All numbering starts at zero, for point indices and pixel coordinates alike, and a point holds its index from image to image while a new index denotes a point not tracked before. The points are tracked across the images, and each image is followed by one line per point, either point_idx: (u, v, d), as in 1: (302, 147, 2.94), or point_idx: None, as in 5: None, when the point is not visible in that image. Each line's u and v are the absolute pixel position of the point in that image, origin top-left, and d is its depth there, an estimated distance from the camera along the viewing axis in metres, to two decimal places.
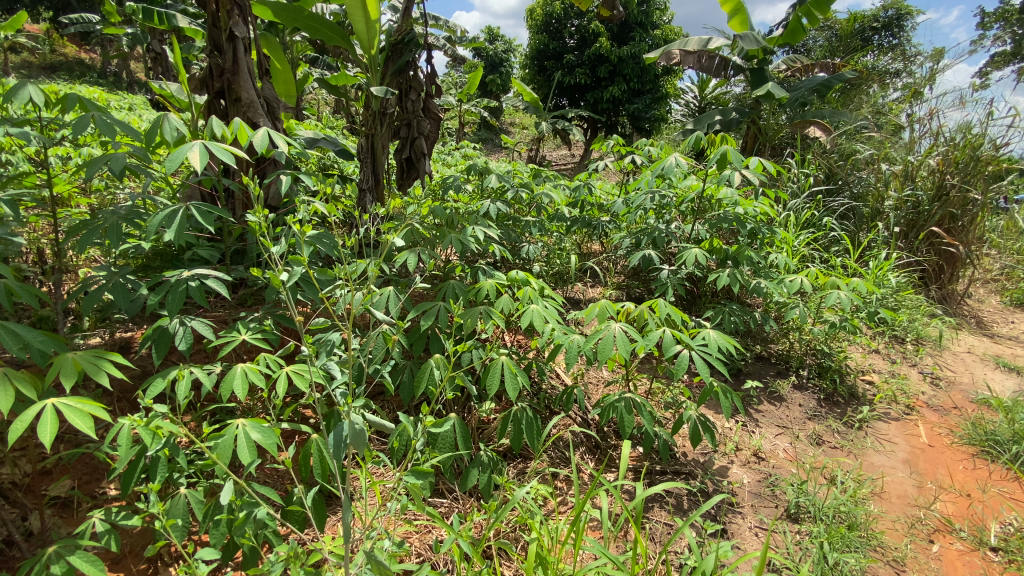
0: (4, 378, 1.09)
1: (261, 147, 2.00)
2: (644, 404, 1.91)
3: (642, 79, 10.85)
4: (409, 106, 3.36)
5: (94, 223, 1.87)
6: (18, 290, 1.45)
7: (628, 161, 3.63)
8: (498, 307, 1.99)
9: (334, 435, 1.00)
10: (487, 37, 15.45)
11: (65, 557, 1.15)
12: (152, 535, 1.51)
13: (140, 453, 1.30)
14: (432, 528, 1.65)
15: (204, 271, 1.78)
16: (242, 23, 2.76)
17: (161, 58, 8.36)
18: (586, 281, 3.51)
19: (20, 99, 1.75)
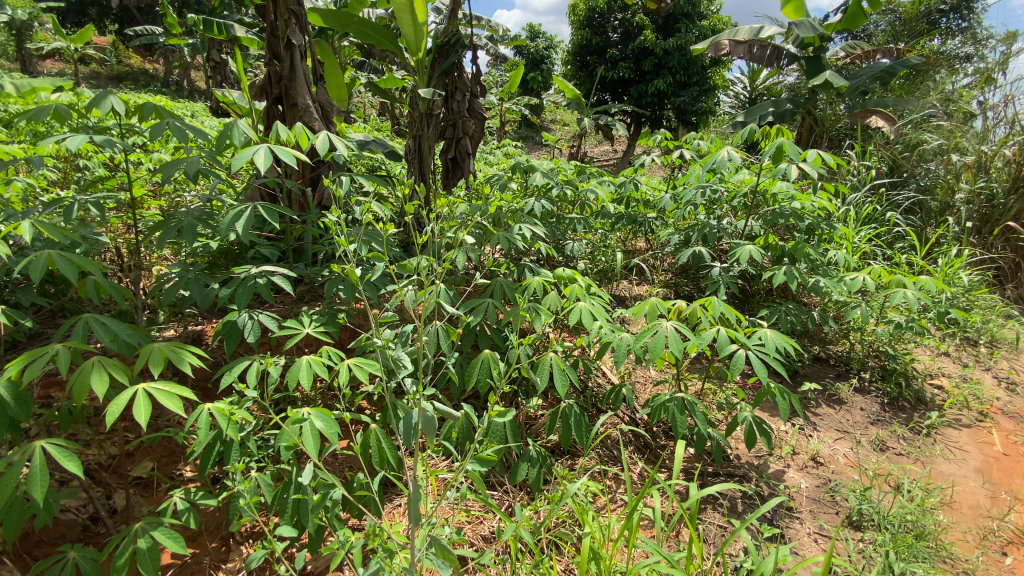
0: (99, 366, 1.19)
1: (321, 149, 2.10)
2: (696, 404, 1.87)
3: (689, 71, 10.57)
4: (455, 106, 3.40)
5: (171, 223, 2.01)
6: (107, 286, 1.57)
7: (677, 156, 3.55)
8: (546, 304, 2.00)
9: (404, 423, 1.06)
10: (529, 35, 15.44)
11: (150, 532, 1.24)
12: (224, 514, 1.60)
13: (216, 437, 1.39)
14: (485, 519, 1.69)
15: (271, 267, 1.88)
16: (299, 31, 2.88)
17: (220, 66, 8.85)
18: (632, 279, 3.46)
19: (104, 109, 1.90)
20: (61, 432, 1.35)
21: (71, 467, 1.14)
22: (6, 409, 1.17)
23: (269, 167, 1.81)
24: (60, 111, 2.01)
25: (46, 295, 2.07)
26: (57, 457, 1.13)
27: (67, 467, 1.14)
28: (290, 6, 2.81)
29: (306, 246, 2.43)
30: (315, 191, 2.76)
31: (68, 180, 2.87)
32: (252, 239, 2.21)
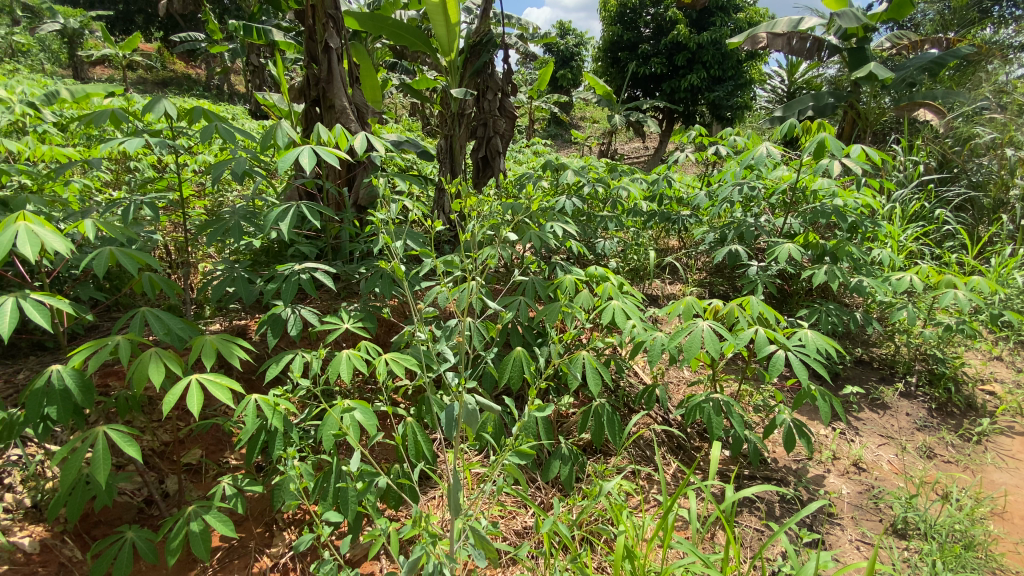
0: (157, 357, 1.26)
1: (359, 149, 2.16)
2: (733, 406, 1.83)
3: (724, 66, 10.34)
4: (486, 106, 3.42)
5: (220, 222, 2.11)
6: (161, 282, 1.66)
7: (712, 153, 3.48)
8: (578, 303, 1.99)
9: (447, 414, 1.11)
10: (559, 32, 15.39)
11: (202, 515, 1.30)
12: (268, 501, 1.67)
13: (261, 427, 1.45)
14: (518, 514, 1.70)
15: (314, 264, 1.95)
16: (337, 35, 2.96)
17: (259, 70, 9.15)
18: (665, 278, 3.41)
19: (157, 113, 2.00)
20: (119, 420, 1.42)
21: (130, 452, 1.21)
22: (72, 396, 1.25)
23: (312, 167, 1.87)
24: (117, 115, 2.13)
25: (103, 290, 2.19)
26: (118, 442, 1.20)
27: (127, 452, 1.21)
28: (328, 10, 2.90)
29: (343, 244, 2.50)
30: (350, 191, 2.80)
31: (120, 181, 3.02)
32: (293, 237, 2.29)
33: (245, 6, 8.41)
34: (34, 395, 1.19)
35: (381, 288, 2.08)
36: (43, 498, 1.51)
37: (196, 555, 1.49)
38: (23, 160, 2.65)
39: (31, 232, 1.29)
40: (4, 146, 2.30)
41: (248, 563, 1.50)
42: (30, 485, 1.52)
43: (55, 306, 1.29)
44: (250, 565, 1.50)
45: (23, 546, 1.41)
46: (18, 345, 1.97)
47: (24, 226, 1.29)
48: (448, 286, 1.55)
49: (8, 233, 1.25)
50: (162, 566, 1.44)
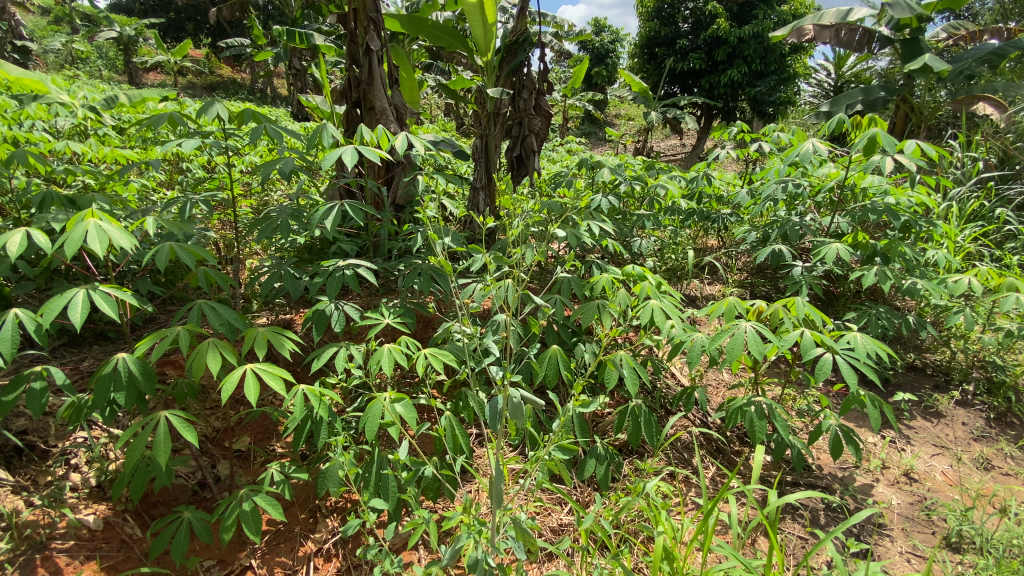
0: (214, 347, 1.32)
1: (399, 149, 2.20)
2: (777, 410, 1.77)
3: (766, 60, 10.04)
4: (521, 105, 3.43)
5: (269, 220, 2.20)
6: (216, 276, 1.75)
7: (754, 149, 3.39)
8: (616, 302, 1.97)
9: (490, 408, 1.13)
10: (595, 29, 15.26)
11: (253, 498, 1.37)
12: (313, 488, 1.73)
13: (306, 417, 1.50)
14: (553, 511, 1.71)
15: (357, 260, 2.01)
16: (377, 37, 3.02)
17: (301, 73, 9.46)
18: (704, 278, 3.34)
19: (211, 115, 2.11)
20: (176, 407, 1.50)
21: (189, 437, 1.28)
22: (136, 382, 1.33)
23: (355, 167, 1.93)
24: (174, 119, 2.24)
25: (159, 283, 2.30)
26: (179, 427, 1.27)
27: (186, 438, 1.27)
28: (369, 13, 2.96)
29: (382, 242, 2.56)
30: (389, 189, 2.88)
31: (173, 181, 3.17)
32: (335, 236, 2.36)
33: (288, 11, 8.69)
34: (102, 381, 1.27)
35: (419, 285, 2.15)
36: (107, 479, 1.60)
37: (246, 536, 1.56)
38: (86, 161, 2.82)
39: (100, 229, 1.38)
40: (71, 148, 2.45)
41: (294, 546, 1.57)
42: (96, 465, 1.62)
43: (121, 297, 1.37)
44: (296, 549, 1.56)
45: (88, 523, 1.50)
46: (84, 334, 2.10)
47: (92, 223, 1.38)
48: (491, 282, 1.59)
49: (79, 231, 1.34)
50: (215, 546, 1.52)
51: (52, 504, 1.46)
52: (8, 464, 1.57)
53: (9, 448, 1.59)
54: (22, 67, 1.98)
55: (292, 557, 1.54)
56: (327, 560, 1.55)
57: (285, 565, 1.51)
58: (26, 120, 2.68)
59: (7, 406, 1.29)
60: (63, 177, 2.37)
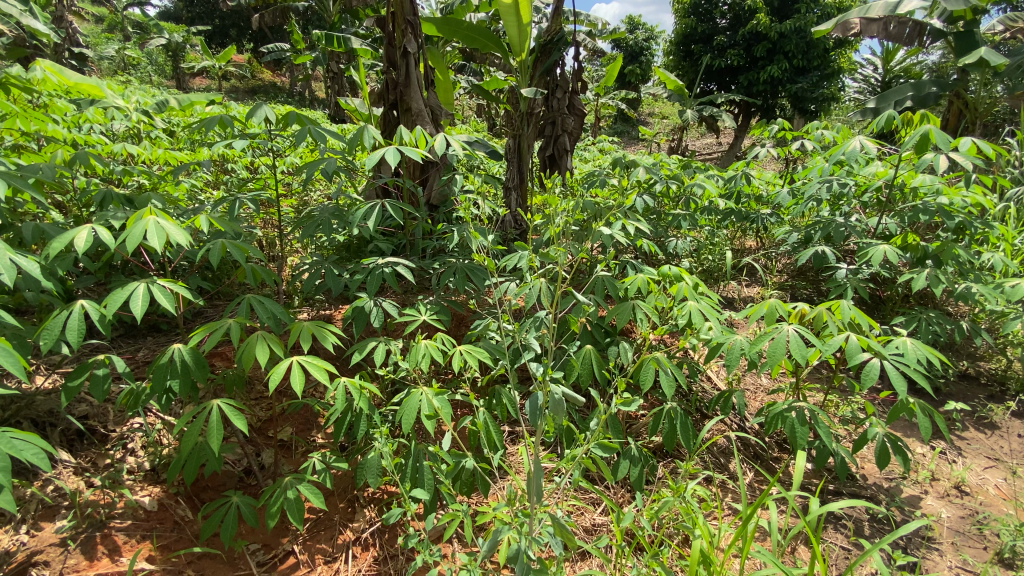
0: (262, 339, 1.38)
1: (438, 150, 2.25)
2: (820, 417, 1.72)
3: (809, 56, 9.74)
4: (554, 104, 3.43)
5: (312, 219, 2.28)
6: (262, 273, 1.82)
7: (796, 148, 3.29)
8: (651, 303, 1.95)
9: (530, 404, 1.12)
10: (629, 28, 15.11)
11: (297, 486, 1.43)
12: (351, 479, 1.79)
13: (347, 409, 1.55)
14: (585, 511, 1.72)
15: (395, 258, 2.07)
16: (414, 39, 3.07)
17: (338, 76, 9.72)
18: (741, 280, 3.28)
19: (258, 117, 2.20)
20: (226, 396, 1.57)
21: (238, 425, 1.34)
22: (189, 371, 1.40)
23: (395, 166, 1.98)
24: (224, 121, 2.35)
25: (208, 279, 2.41)
26: (229, 415, 1.34)
27: (236, 425, 1.34)
28: (406, 17, 3.02)
29: (418, 241, 2.61)
30: (424, 189, 2.93)
31: (219, 181, 3.30)
32: (373, 234, 2.42)
33: (327, 15, 8.93)
34: (159, 370, 1.35)
35: (455, 283, 2.19)
36: (161, 463, 1.69)
37: (289, 523, 1.63)
38: (141, 162, 2.97)
39: (158, 226, 1.45)
40: (128, 149, 2.59)
41: (334, 534, 1.62)
42: (150, 450, 1.71)
43: (176, 291, 1.44)
44: (335, 537, 1.62)
45: (144, 504, 1.58)
46: (139, 326, 2.21)
47: (152, 221, 1.46)
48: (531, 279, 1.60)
49: (139, 228, 1.42)
50: (260, 530, 1.59)
51: (111, 485, 1.55)
52: (71, 446, 1.67)
53: (73, 431, 1.69)
54: (84, 72, 2.10)
55: (331, 544, 1.59)
56: (364, 549, 1.60)
57: (325, 552, 1.57)
58: (86, 124, 2.84)
59: (73, 391, 1.38)
60: (120, 177, 2.51)
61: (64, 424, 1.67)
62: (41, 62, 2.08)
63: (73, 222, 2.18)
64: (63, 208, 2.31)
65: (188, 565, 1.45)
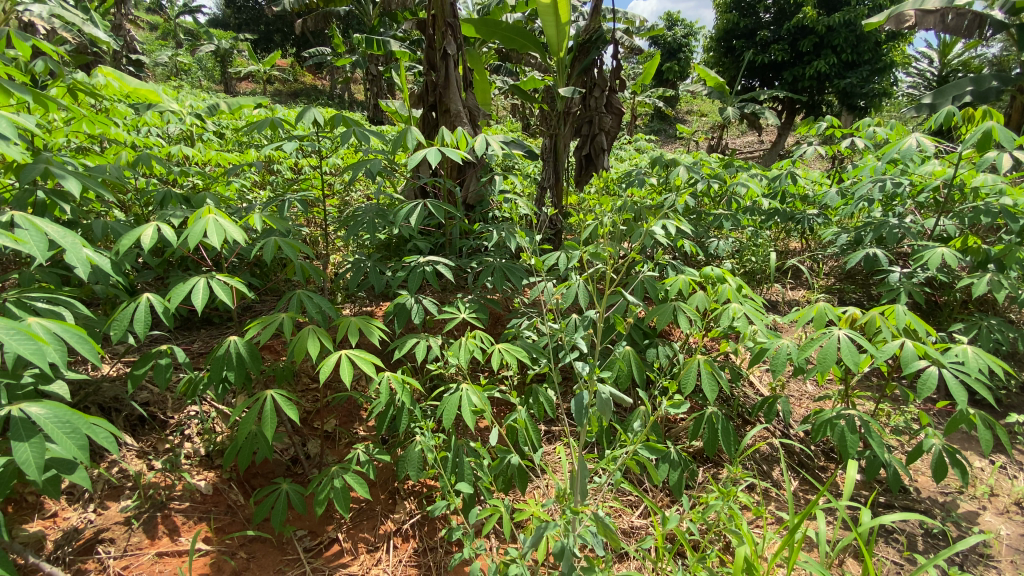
0: (314, 333, 1.45)
1: (478, 150, 2.28)
2: (872, 426, 1.66)
3: (858, 50, 9.34)
4: (592, 103, 3.41)
5: (356, 218, 2.36)
6: (311, 270, 1.89)
7: (845, 146, 3.17)
8: (693, 304, 1.91)
9: (576, 402, 1.13)
10: (668, 25, 14.89)
11: (342, 475, 1.49)
12: (392, 471, 1.84)
13: (389, 403, 1.61)
14: (623, 514, 1.72)
15: (435, 257, 2.12)
16: (454, 41, 3.11)
17: (377, 78, 9.94)
18: (785, 283, 3.19)
19: (306, 120, 2.28)
20: (276, 387, 1.64)
21: (290, 414, 1.40)
22: (244, 363, 1.47)
23: (437, 166, 2.02)
24: (274, 123, 2.44)
25: (257, 275, 2.51)
26: (281, 405, 1.40)
27: (288, 414, 1.40)
28: (446, 19, 3.06)
29: (455, 240, 2.66)
30: (462, 189, 2.97)
31: (266, 181, 3.43)
32: (412, 234, 2.47)
33: (367, 18, 9.17)
34: (217, 360, 1.42)
35: (493, 282, 2.22)
36: (215, 449, 1.78)
37: (333, 511, 1.69)
38: (194, 163, 3.11)
39: (217, 224, 1.53)
40: (183, 151, 2.72)
41: (375, 524, 1.68)
42: (205, 437, 1.80)
43: (234, 286, 1.52)
44: (377, 527, 1.67)
45: (200, 488, 1.67)
46: (194, 319, 2.33)
47: (212, 219, 1.54)
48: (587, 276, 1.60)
49: (200, 225, 1.50)
50: (307, 517, 1.66)
51: (171, 469, 1.64)
52: (134, 431, 1.77)
53: (135, 417, 1.80)
54: (142, 78, 2.22)
55: (373, 534, 1.65)
56: (404, 540, 1.65)
57: (367, 541, 1.62)
58: (144, 127, 2.99)
59: (138, 378, 1.47)
60: (176, 177, 2.65)
61: (128, 410, 1.78)
62: (103, 69, 2.21)
63: (134, 220, 2.32)
64: (125, 207, 2.45)
65: (240, 547, 1.54)
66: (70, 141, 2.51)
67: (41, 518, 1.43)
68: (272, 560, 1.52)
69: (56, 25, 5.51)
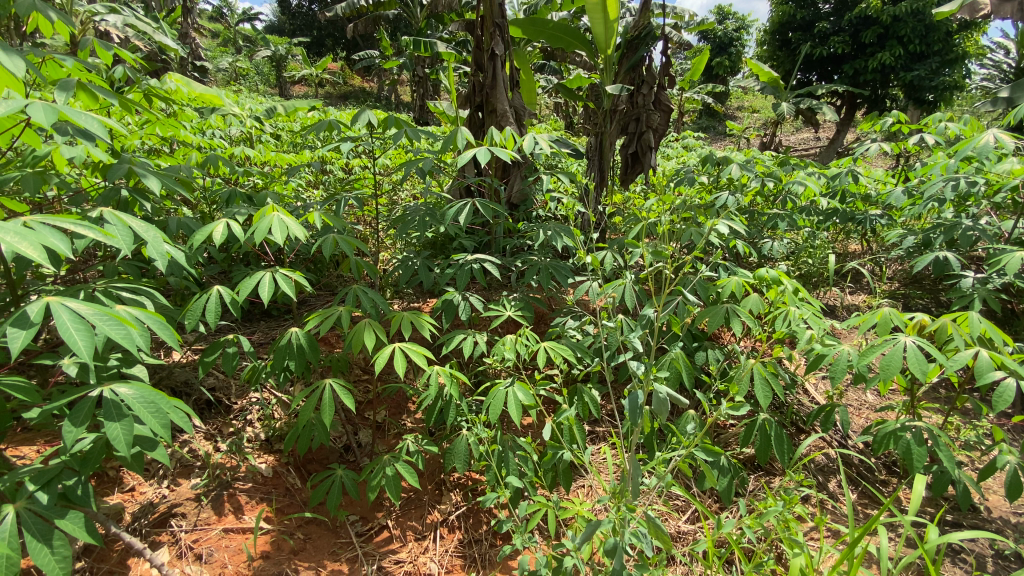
0: (369, 327, 1.51)
1: (527, 149, 2.30)
2: (942, 438, 1.57)
3: (927, 40, 8.80)
4: (639, 100, 3.36)
5: (407, 216, 2.43)
6: (365, 266, 1.97)
7: (913, 143, 2.99)
8: (747, 306, 1.86)
9: (630, 402, 1.11)
10: (718, 18, 14.46)
11: (394, 464, 1.55)
12: (440, 463, 1.89)
13: (438, 396, 1.66)
14: (668, 518, 1.70)
15: (483, 255, 2.16)
16: (502, 42, 3.14)
17: (423, 80, 10.16)
18: (844, 287, 3.05)
19: (361, 122, 2.37)
20: (331, 377, 1.72)
21: (347, 402, 1.47)
22: (304, 353, 1.55)
23: (487, 165, 2.05)
24: (331, 125, 2.55)
25: (313, 271, 2.63)
26: (339, 394, 1.47)
27: (345, 402, 1.46)
28: (495, 20, 3.09)
29: (500, 239, 2.69)
30: (507, 187, 3.00)
31: (320, 180, 3.57)
32: (459, 232, 2.52)
33: (414, 21, 9.36)
34: (280, 350, 1.51)
35: (539, 281, 2.24)
36: (275, 434, 1.88)
37: (383, 499, 1.75)
38: (253, 164, 3.27)
39: (281, 222, 1.62)
40: (245, 152, 2.86)
41: (423, 513, 1.73)
42: (265, 422, 1.90)
43: (296, 281, 1.60)
44: (424, 516, 1.73)
45: (262, 470, 1.77)
46: (255, 311, 2.46)
47: (276, 217, 1.63)
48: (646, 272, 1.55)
49: (267, 223, 1.59)
50: (359, 503, 1.73)
51: (235, 450, 1.75)
52: (202, 414, 1.90)
53: (203, 401, 1.92)
54: (208, 83, 2.35)
55: (421, 523, 1.71)
56: (451, 531, 1.70)
57: (415, 529, 1.68)
58: (209, 130, 3.17)
59: (209, 364, 1.58)
60: (239, 177, 2.80)
61: (197, 395, 1.90)
62: (172, 75, 2.35)
63: (202, 217, 2.47)
64: (194, 205, 2.61)
65: (298, 528, 1.62)
66: (143, 143, 2.69)
67: (121, 492, 1.55)
68: (327, 542, 1.60)
69: (132, 35, 5.89)
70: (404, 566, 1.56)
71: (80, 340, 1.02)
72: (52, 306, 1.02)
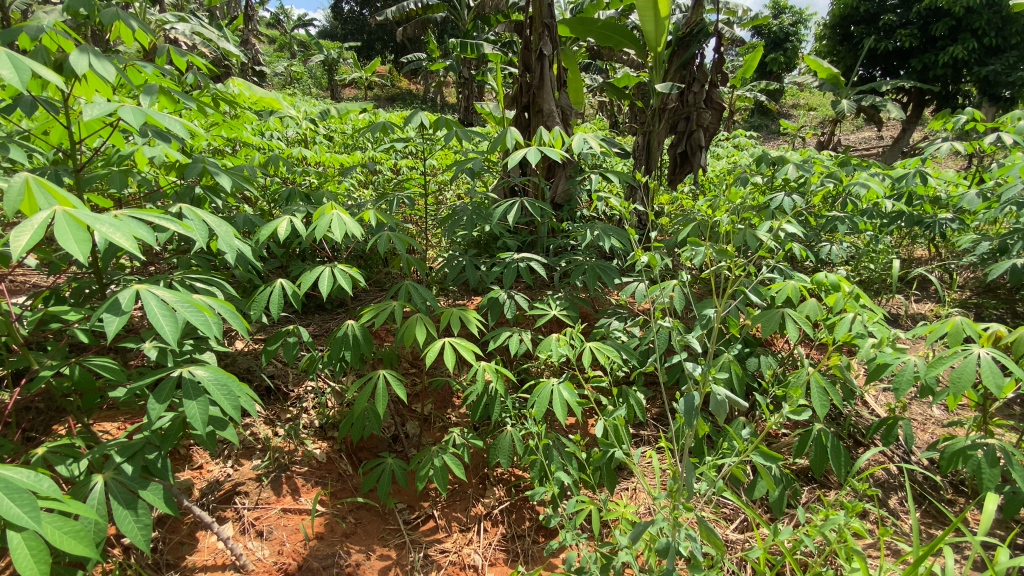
0: (419, 321, 1.56)
1: (575, 149, 2.30)
2: (1018, 457, 1.47)
3: (1005, 33, 8.22)
4: (690, 99, 3.27)
5: (456, 215, 2.48)
6: (415, 262, 2.03)
7: (990, 142, 2.80)
8: (803, 312, 1.80)
9: (686, 403, 1.10)
10: (772, 13, 13.93)
11: (441, 455, 1.60)
12: (483, 458, 1.92)
13: (484, 391, 1.69)
14: (716, 525, 1.68)
15: (528, 254, 2.19)
16: (550, 42, 3.16)
17: (468, 82, 10.29)
18: (909, 295, 2.89)
19: (414, 123, 2.44)
20: (382, 369, 1.79)
21: (398, 393, 1.52)
22: (359, 344, 1.62)
23: (536, 165, 2.07)
24: (384, 126, 2.63)
25: (364, 267, 2.73)
26: (391, 385, 1.53)
27: (396, 393, 1.52)
28: (544, 20, 3.10)
29: (544, 238, 2.71)
30: (551, 187, 3.01)
31: (370, 180, 3.68)
32: (504, 231, 2.54)
33: (461, 24, 9.51)
34: (337, 341, 1.58)
35: (584, 281, 2.24)
36: (328, 422, 1.97)
37: (430, 490, 1.81)
38: (308, 164, 3.41)
39: (339, 219, 1.70)
40: (301, 152, 2.99)
41: (467, 506, 1.78)
42: (319, 411, 1.99)
43: (352, 276, 1.67)
44: (469, 508, 1.77)
45: (317, 455, 1.86)
46: (311, 305, 2.58)
47: (335, 214, 1.71)
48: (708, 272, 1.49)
49: (326, 219, 1.67)
50: (406, 492, 1.79)
51: (293, 435, 1.85)
52: (262, 400, 2.01)
53: (263, 388, 2.03)
54: (268, 87, 2.47)
55: (465, 514, 1.75)
56: (494, 525, 1.73)
57: (460, 520, 1.72)
58: (268, 131, 3.32)
59: (271, 353, 1.68)
60: (296, 177, 2.93)
61: (258, 381, 2.02)
62: (236, 80, 2.49)
63: (262, 214, 2.60)
64: (254, 203, 2.75)
65: (350, 512, 1.70)
66: (210, 144, 2.86)
67: (191, 469, 1.68)
68: (376, 527, 1.66)
69: (198, 42, 6.17)
70: (449, 555, 1.60)
71: (166, 325, 1.12)
72: (142, 293, 1.11)
